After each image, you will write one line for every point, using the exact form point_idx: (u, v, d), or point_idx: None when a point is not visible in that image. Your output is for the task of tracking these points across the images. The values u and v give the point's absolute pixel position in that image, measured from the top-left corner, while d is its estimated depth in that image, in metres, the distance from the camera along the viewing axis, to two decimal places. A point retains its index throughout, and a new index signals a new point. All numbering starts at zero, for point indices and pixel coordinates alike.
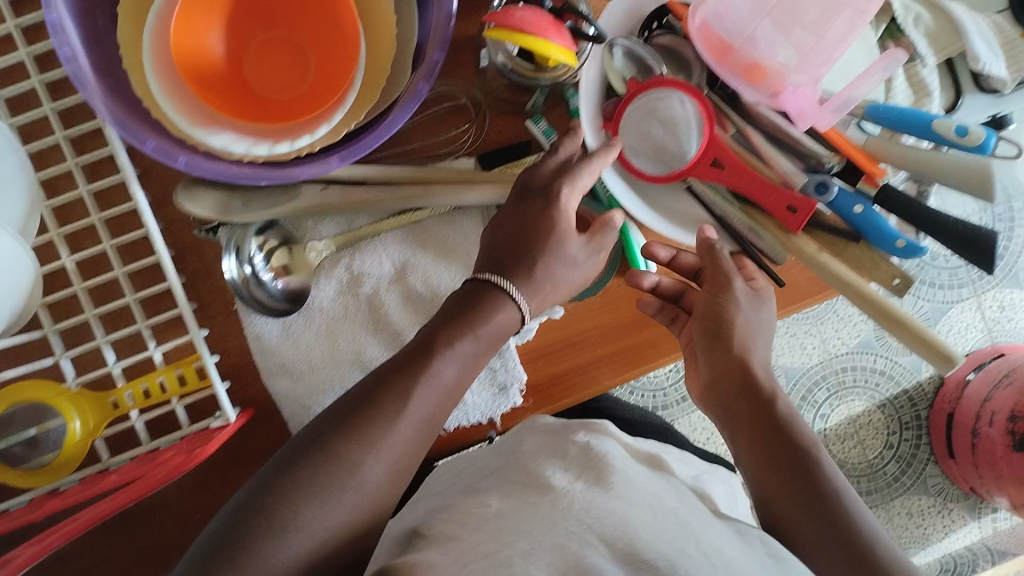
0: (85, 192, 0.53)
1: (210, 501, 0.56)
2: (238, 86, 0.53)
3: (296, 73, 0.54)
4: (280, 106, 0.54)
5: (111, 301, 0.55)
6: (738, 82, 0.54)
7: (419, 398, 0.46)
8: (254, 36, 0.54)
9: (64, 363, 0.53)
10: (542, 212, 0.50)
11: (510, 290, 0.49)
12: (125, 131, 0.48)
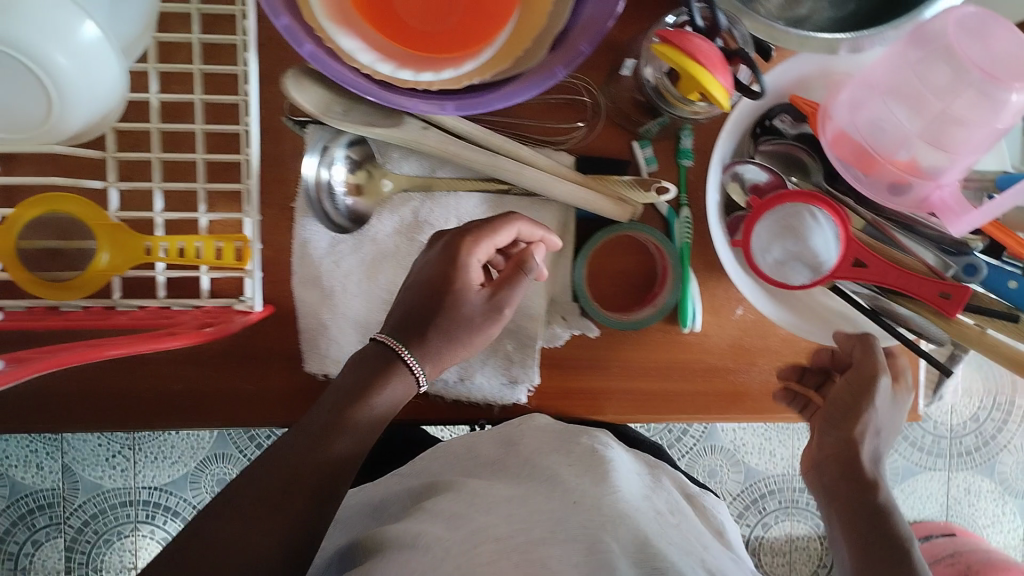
0: (198, 40, 0.53)
1: (199, 377, 0.56)
2: (380, 0, 0.52)
3: (441, 4, 0.53)
4: (419, 36, 0.52)
5: (179, 152, 0.55)
6: (883, 196, 0.50)
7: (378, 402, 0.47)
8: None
9: (112, 192, 0.52)
10: (450, 269, 0.50)
11: (407, 359, 0.49)
12: (264, 3, 0.47)
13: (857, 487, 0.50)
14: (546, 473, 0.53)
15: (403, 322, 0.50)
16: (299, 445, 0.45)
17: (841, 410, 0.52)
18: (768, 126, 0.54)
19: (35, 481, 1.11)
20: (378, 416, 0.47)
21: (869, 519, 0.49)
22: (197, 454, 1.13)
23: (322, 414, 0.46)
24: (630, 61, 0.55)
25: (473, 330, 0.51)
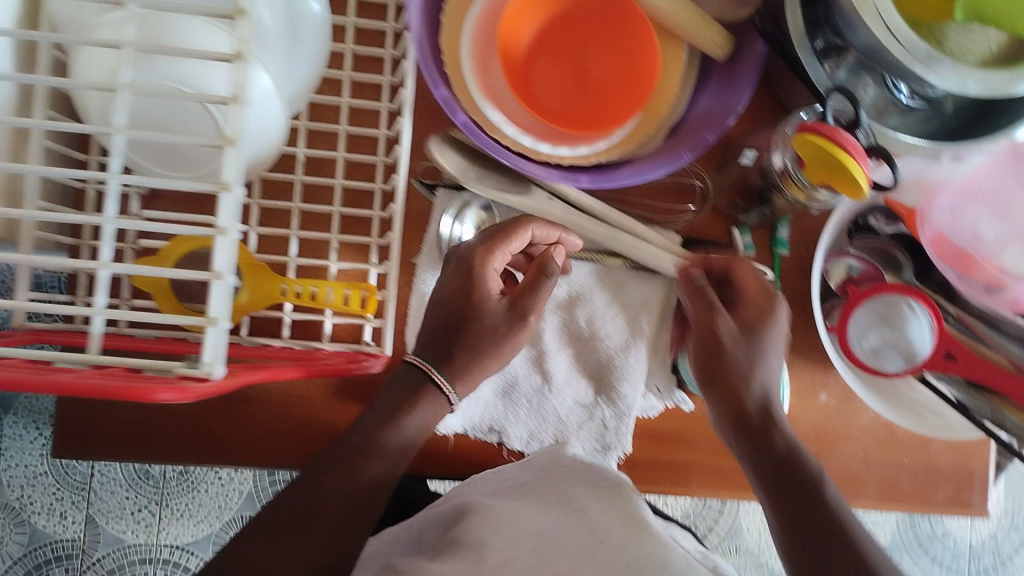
0: (348, 103, 0.56)
1: (305, 418, 0.59)
2: (521, 80, 0.57)
3: (572, 93, 0.58)
4: (555, 114, 0.57)
5: (316, 203, 0.58)
6: (979, 292, 0.55)
7: (414, 414, 0.51)
8: (550, 47, 0.58)
9: (252, 236, 0.55)
10: (468, 285, 0.54)
11: (444, 386, 0.53)
12: (426, 76, 0.52)
13: (747, 428, 0.53)
14: (575, 503, 0.53)
15: (432, 348, 0.54)
16: (335, 469, 0.48)
17: (747, 331, 0.55)
18: (864, 224, 0.59)
19: (55, 530, 1.08)
20: (417, 436, 0.52)
21: (768, 453, 0.52)
22: (223, 514, 1.11)
23: (359, 434, 0.50)
24: (749, 150, 0.59)
25: (500, 337, 0.55)
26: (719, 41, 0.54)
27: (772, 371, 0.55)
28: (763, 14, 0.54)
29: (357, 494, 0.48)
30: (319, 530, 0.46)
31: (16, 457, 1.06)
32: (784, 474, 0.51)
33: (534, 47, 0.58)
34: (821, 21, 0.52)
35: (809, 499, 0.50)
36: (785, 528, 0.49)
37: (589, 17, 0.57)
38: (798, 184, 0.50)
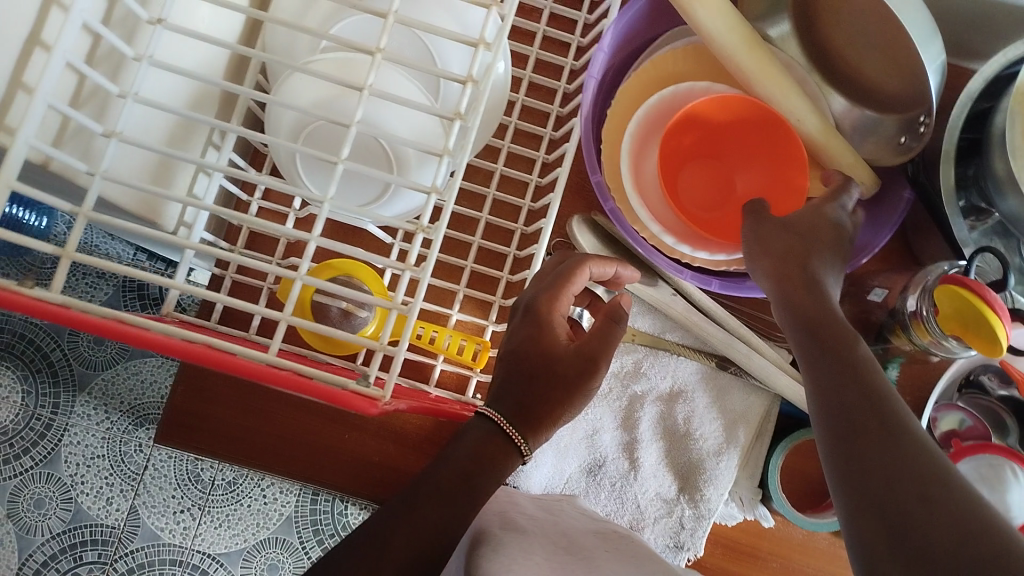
0: (501, 170, 0.60)
1: (396, 453, 0.61)
2: (670, 184, 0.60)
3: (717, 199, 0.62)
4: (701, 219, 0.60)
5: (452, 255, 0.62)
6: None
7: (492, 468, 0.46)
8: (700, 154, 0.61)
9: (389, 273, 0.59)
10: (539, 335, 0.51)
11: (517, 441, 0.47)
12: (585, 158, 0.57)
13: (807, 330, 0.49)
14: (584, 553, 0.50)
15: (505, 402, 0.49)
16: (417, 502, 0.45)
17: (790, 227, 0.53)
18: (976, 381, 0.60)
19: (99, 514, 0.96)
20: (493, 485, 0.47)
21: (835, 379, 0.45)
22: (258, 532, 0.96)
23: (440, 473, 0.46)
24: (879, 289, 0.60)
25: (573, 387, 0.50)
26: (870, 176, 0.57)
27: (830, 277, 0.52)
28: (917, 163, 0.58)
29: (433, 534, 0.44)
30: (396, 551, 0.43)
31: (78, 435, 0.95)
32: (846, 402, 0.44)
33: (686, 152, 0.61)
34: (969, 183, 0.57)
35: (870, 447, 0.41)
36: (831, 446, 0.43)
37: (748, 132, 0.59)
38: (929, 330, 0.52)
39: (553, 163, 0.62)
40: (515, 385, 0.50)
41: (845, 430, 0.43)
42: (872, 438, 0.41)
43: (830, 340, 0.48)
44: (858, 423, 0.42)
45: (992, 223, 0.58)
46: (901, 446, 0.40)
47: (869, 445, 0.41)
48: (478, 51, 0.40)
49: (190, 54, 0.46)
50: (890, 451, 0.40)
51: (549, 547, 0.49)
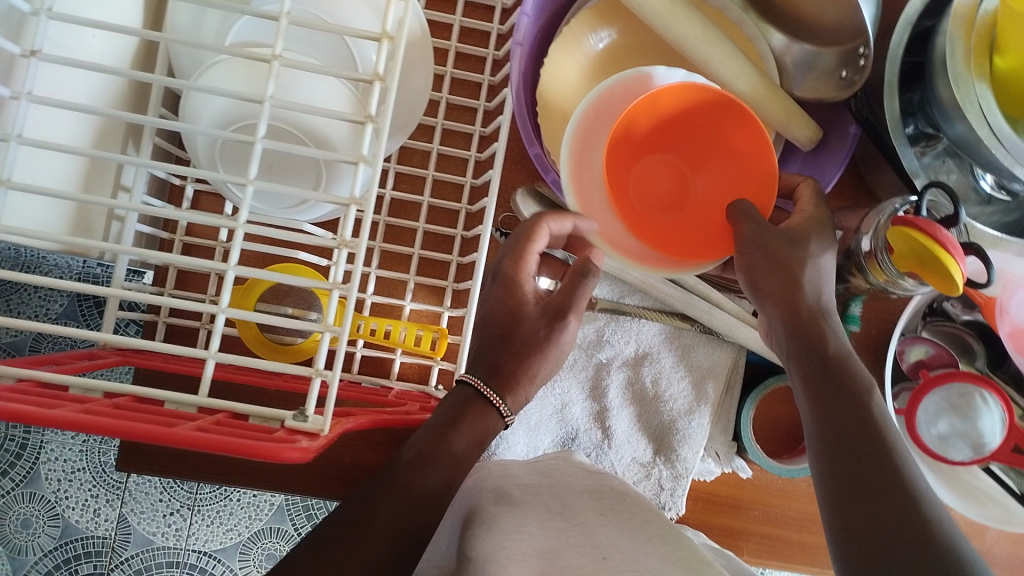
0: (437, 150, 0.58)
1: (365, 451, 0.59)
2: (621, 184, 0.49)
3: (678, 196, 0.51)
4: (653, 225, 0.49)
5: (397, 243, 0.59)
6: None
7: (463, 433, 0.46)
8: (656, 148, 0.51)
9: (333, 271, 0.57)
10: (507, 297, 0.51)
11: (492, 399, 0.48)
12: (521, 131, 0.56)
13: (819, 358, 0.46)
14: (577, 518, 0.47)
15: (480, 364, 0.50)
16: (390, 489, 0.43)
17: (791, 236, 0.48)
18: (939, 308, 0.60)
19: (88, 526, 0.96)
20: (471, 449, 0.47)
21: (847, 422, 0.44)
22: (252, 524, 0.98)
23: (407, 451, 0.45)
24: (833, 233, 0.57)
25: (545, 342, 0.50)
26: (809, 133, 0.55)
27: (823, 277, 0.49)
28: (860, 99, 0.56)
29: (415, 509, 0.43)
30: (370, 549, 0.41)
31: (55, 450, 0.94)
32: (860, 457, 0.42)
33: (638, 145, 0.50)
34: (915, 110, 0.55)
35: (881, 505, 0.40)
36: (834, 492, 0.42)
37: (704, 122, 0.49)
38: (881, 267, 0.52)
39: (491, 136, 0.60)
40: (487, 351, 0.50)
41: (846, 479, 0.42)
42: (882, 496, 0.40)
43: (840, 377, 0.46)
44: (862, 471, 0.41)
45: (941, 146, 0.56)
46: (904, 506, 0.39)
47: (876, 500, 0.40)
48: (382, 45, 0.38)
49: (81, 84, 0.46)
50: (899, 511, 0.39)
51: (542, 515, 0.48)
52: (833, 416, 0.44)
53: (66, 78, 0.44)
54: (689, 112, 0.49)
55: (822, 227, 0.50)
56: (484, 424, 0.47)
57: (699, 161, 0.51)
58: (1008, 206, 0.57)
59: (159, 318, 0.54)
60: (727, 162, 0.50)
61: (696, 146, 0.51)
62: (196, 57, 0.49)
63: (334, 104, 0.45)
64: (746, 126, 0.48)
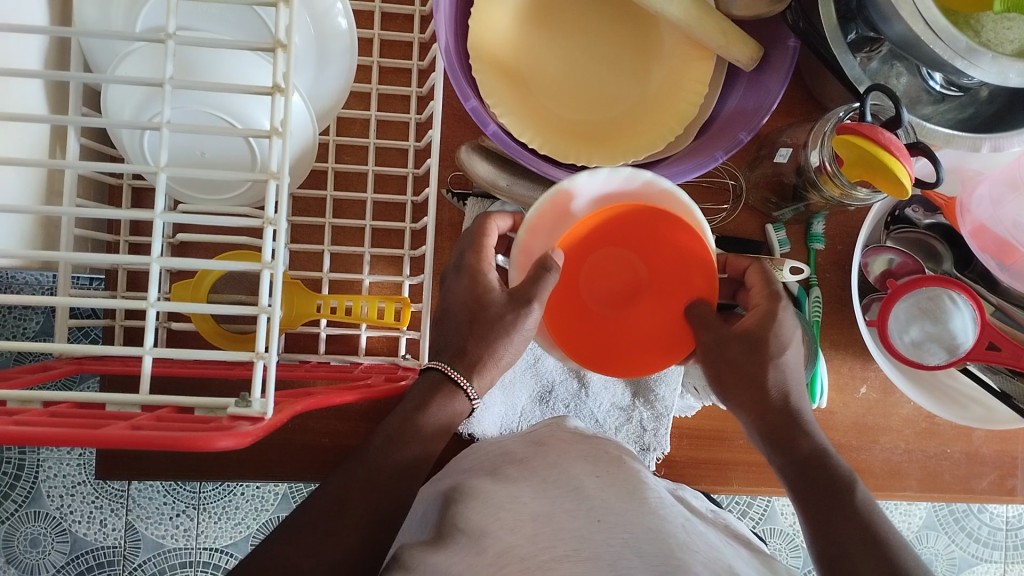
0: (375, 117, 0.57)
1: (344, 429, 0.59)
2: (571, 282, 0.52)
3: (630, 289, 0.53)
4: (600, 324, 0.52)
5: (348, 217, 0.58)
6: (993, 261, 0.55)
7: (431, 413, 0.46)
8: (610, 243, 0.52)
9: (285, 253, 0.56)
10: (471, 285, 0.50)
11: (460, 381, 0.47)
12: (454, 87, 0.52)
13: (794, 460, 0.48)
14: (573, 483, 0.47)
15: (446, 347, 0.49)
16: (364, 473, 0.42)
17: (751, 340, 0.50)
18: (902, 216, 0.60)
19: (97, 538, 0.90)
20: (445, 425, 0.46)
21: (817, 489, 0.46)
22: (260, 516, 0.92)
23: (381, 433, 0.45)
24: (785, 148, 0.57)
25: (509, 326, 0.48)
26: (750, 54, 0.54)
27: (789, 370, 0.50)
28: (795, 10, 0.53)
29: (389, 485, 0.43)
30: (345, 533, 0.40)
31: (53, 467, 0.89)
32: (842, 551, 0.44)
33: (590, 245, 0.52)
34: (854, 15, 0.52)
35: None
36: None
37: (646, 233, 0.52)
38: (835, 182, 0.51)
39: (428, 96, 0.58)
40: (447, 335, 0.49)
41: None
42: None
43: (814, 475, 0.47)
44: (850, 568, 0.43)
45: (885, 50, 0.55)
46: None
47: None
48: (280, 9, 0.37)
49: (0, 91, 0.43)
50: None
51: (537, 488, 0.48)
52: (815, 520, 0.46)
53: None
54: (634, 222, 0.51)
55: (779, 319, 0.50)
56: (454, 414, 0.47)
57: (656, 263, 0.52)
58: (962, 102, 0.56)
59: (115, 323, 0.53)
60: (672, 268, 0.52)
61: (647, 247, 0.52)
62: (109, 47, 0.46)
63: (248, 78, 0.43)
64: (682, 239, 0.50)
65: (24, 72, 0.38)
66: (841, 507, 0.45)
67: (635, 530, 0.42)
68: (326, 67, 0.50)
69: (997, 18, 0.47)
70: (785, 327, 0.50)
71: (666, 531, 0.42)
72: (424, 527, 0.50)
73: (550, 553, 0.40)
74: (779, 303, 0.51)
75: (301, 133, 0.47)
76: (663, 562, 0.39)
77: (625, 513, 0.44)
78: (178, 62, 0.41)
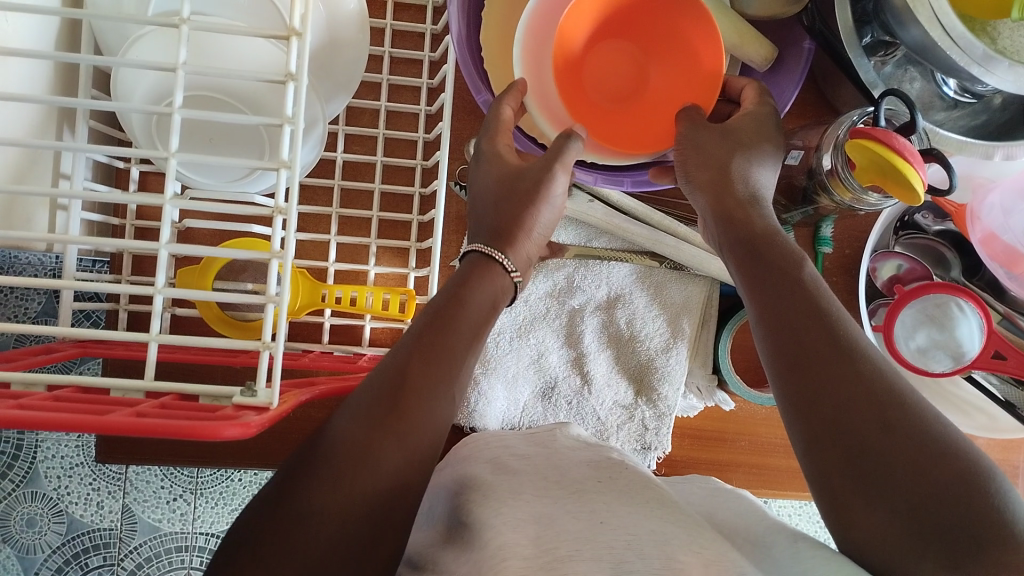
0: (385, 107, 0.57)
1: None
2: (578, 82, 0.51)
3: (629, 88, 0.53)
4: (608, 117, 0.52)
5: (355, 207, 0.58)
6: (997, 268, 0.55)
7: (468, 311, 0.43)
8: (617, 36, 0.53)
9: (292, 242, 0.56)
10: (499, 166, 0.48)
11: (496, 257, 0.46)
12: (466, 79, 0.54)
13: (747, 237, 0.45)
14: (575, 486, 0.47)
15: (482, 231, 0.48)
16: (422, 349, 0.41)
17: (726, 130, 0.48)
18: (911, 221, 0.60)
19: (93, 519, 0.90)
20: (488, 307, 0.45)
21: (772, 274, 0.43)
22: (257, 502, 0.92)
23: (423, 318, 0.43)
24: (796, 150, 0.57)
25: (540, 198, 0.47)
26: (764, 55, 0.53)
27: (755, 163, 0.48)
28: (811, 11, 0.54)
29: (443, 369, 0.41)
30: (411, 412, 0.39)
31: (51, 448, 0.89)
32: (793, 324, 0.40)
33: (595, 40, 0.52)
34: (871, 18, 0.52)
35: (896, 453, 0.35)
36: (789, 387, 0.39)
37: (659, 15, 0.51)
38: (845, 186, 0.51)
39: (439, 88, 0.58)
40: (483, 218, 0.48)
41: (818, 417, 0.38)
42: (876, 436, 0.36)
43: (794, 294, 0.41)
44: (837, 402, 0.37)
45: (901, 54, 0.53)
46: (915, 449, 0.35)
47: (867, 436, 0.36)
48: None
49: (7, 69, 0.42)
50: (918, 464, 0.35)
51: (539, 485, 0.48)
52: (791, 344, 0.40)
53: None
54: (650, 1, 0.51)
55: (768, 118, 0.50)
56: (496, 288, 0.46)
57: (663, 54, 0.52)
58: (975, 109, 0.55)
59: (119, 307, 0.52)
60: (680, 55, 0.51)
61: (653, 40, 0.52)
62: (118, 28, 0.45)
63: (260, 65, 0.42)
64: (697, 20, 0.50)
65: (33, 52, 0.37)
66: (832, 336, 0.39)
67: (639, 532, 0.42)
68: (338, 55, 0.50)
69: (1015, 26, 0.47)
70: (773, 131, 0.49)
71: (670, 533, 0.42)
72: (430, 522, 0.50)
73: (553, 554, 0.40)
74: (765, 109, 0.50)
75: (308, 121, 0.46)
76: (665, 565, 0.39)
77: (627, 517, 0.43)
78: (191, 46, 0.41)
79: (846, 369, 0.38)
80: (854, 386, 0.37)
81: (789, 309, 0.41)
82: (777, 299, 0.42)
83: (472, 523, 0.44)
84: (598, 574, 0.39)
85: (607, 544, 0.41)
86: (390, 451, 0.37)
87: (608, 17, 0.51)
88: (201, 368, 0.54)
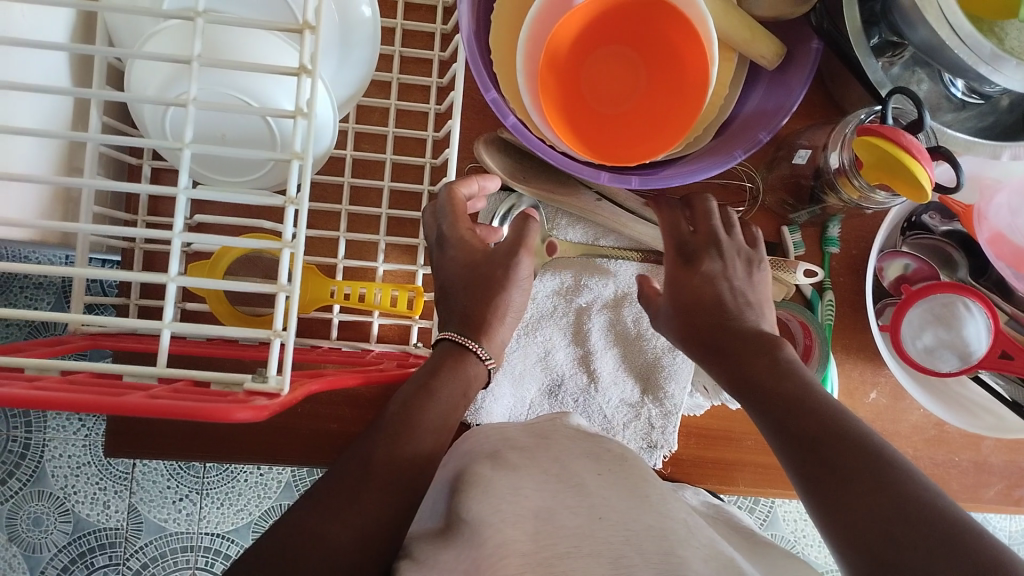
0: (395, 106, 0.57)
1: (355, 415, 0.59)
2: (573, 81, 0.54)
3: (629, 89, 0.56)
4: (603, 120, 0.55)
5: (364, 205, 0.59)
6: (1005, 267, 0.55)
7: (437, 402, 0.44)
8: (616, 40, 0.55)
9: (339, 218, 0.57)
10: (463, 253, 0.50)
11: (468, 345, 0.47)
12: (477, 77, 0.52)
13: (768, 395, 0.44)
14: (575, 480, 0.47)
15: (453, 315, 0.49)
16: (383, 445, 0.41)
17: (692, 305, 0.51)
18: (918, 222, 0.60)
19: (100, 519, 0.90)
20: (456, 398, 0.45)
21: (793, 413, 0.42)
22: (263, 502, 0.92)
23: (393, 407, 0.44)
24: (803, 150, 0.57)
25: (507, 279, 0.49)
26: (774, 50, 0.54)
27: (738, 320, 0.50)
28: (820, 12, 0.55)
29: (405, 461, 0.41)
30: (369, 501, 0.39)
31: (58, 448, 0.89)
32: (815, 449, 0.39)
33: (592, 42, 0.55)
34: (878, 19, 0.52)
35: (904, 536, 0.33)
36: (821, 510, 0.37)
37: (649, 20, 0.54)
38: (855, 185, 0.52)
39: (448, 86, 0.59)
40: (454, 304, 0.49)
41: (853, 527, 0.35)
42: (881, 528, 0.34)
43: (810, 428, 0.40)
44: (864, 512, 0.35)
45: (908, 54, 0.54)
46: (918, 527, 0.33)
47: (870, 531, 0.34)
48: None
49: (20, 62, 0.43)
50: (928, 542, 0.33)
51: (538, 479, 0.47)
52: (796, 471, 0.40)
53: (12, 60, 0.42)
54: (639, 8, 0.53)
55: (694, 280, 0.52)
56: (469, 378, 0.47)
57: (658, 56, 0.54)
58: (983, 111, 0.56)
59: (130, 301, 0.53)
60: (674, 56, 0.53)
61: (649, 42, 0.55)
62: (133, 24, 0.46)
63: (270, 59, 0.43)
64: (682, 25, 0.52)
65: (47, 42, 0.38)
66: (823, 441, 0.39)
67: (639, 528, 0.42)
68: (349, 54, 0.51)
69: (1022, 26, 0.47)
70: (715, 270, 0.52)
71: (672, 530, 0.42)
72: (434, 515, 0.51)
73: (552, 550, 0.39)
74: (705, 263, 0.52)
75: (324, 128, 0.46)
76: (665, 560, 0.39)
77: (626, 512, 0.43)
78: (207, 41, 0.42)
79: (869, 479, 0.36)
80: (880, 493, 0.35)
81: (806, 435, 0.40)
82: (797, 435, 0.41)
83: (473, 517, 0.44)
84: (595, 568, 0.38)
85: (607, 538, 0.41)
86: (345, 531, 0.38)
87: (599, 20, 0.53)
88: (209, 360, 0.55)
